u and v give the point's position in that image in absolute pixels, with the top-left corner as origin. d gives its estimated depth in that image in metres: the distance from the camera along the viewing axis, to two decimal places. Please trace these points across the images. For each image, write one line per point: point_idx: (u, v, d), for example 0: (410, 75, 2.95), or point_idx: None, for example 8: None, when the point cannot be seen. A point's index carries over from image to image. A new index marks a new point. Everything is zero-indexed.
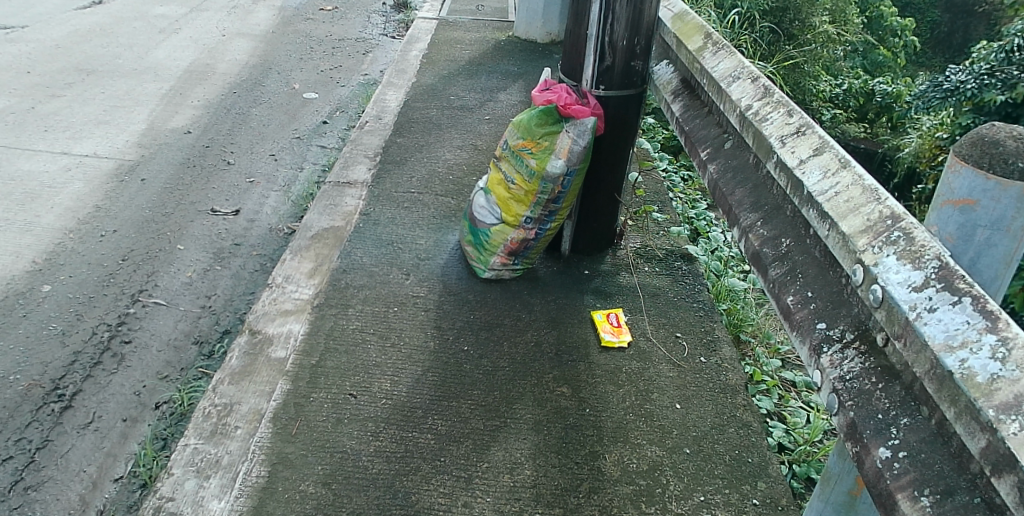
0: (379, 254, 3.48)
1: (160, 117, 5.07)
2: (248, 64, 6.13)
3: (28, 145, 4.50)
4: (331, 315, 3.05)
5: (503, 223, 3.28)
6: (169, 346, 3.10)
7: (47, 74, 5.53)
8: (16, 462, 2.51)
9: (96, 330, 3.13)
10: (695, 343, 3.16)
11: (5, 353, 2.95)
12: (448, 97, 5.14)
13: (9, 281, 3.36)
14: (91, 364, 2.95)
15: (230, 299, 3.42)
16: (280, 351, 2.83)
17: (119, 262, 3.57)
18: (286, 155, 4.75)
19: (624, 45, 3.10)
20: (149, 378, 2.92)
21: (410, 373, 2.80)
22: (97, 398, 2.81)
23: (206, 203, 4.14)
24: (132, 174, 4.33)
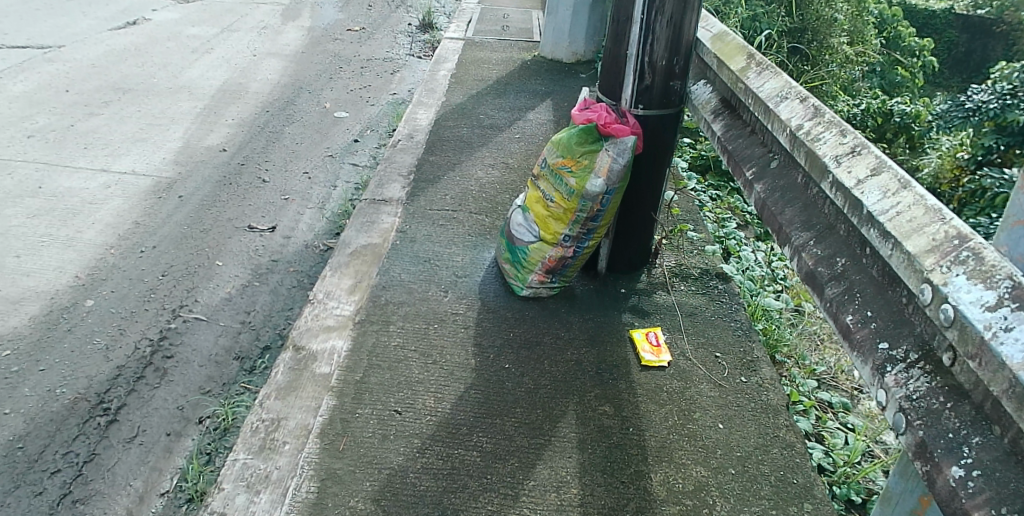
0: (418, 271, 3.50)
1: (196, 135, 5.15)
2: (279, 84, 6.21)
3: (68, 162, 4.58)
4: (372, 331, 3.07)
5: (541, 240, 3.28)
6: (211, 361, 3.12)
7: (84, 93, 5.64)
8: (64, 475, 2.53)
9: (138, 345, 3.16)
10: (733, 363, 3.15)
11: (52, 367, 2.99)
12: (478, 117, 5.19)
13: (54, 297, 3.40)
14: (135, 378, 2.98)
15: (268, 315, 3.44)
16: (324, 367, 2.84)
17: (159, 277, 3.61)
18: (318, 173, 4.80)
19: (663, 65, 3.13)
20: (192, 393, 2.94)
21: (454, 390, 2.80)
22: (141, 412, 2.83)
23: (243, 220, 4.19)
24: (169, 190, 4.40)
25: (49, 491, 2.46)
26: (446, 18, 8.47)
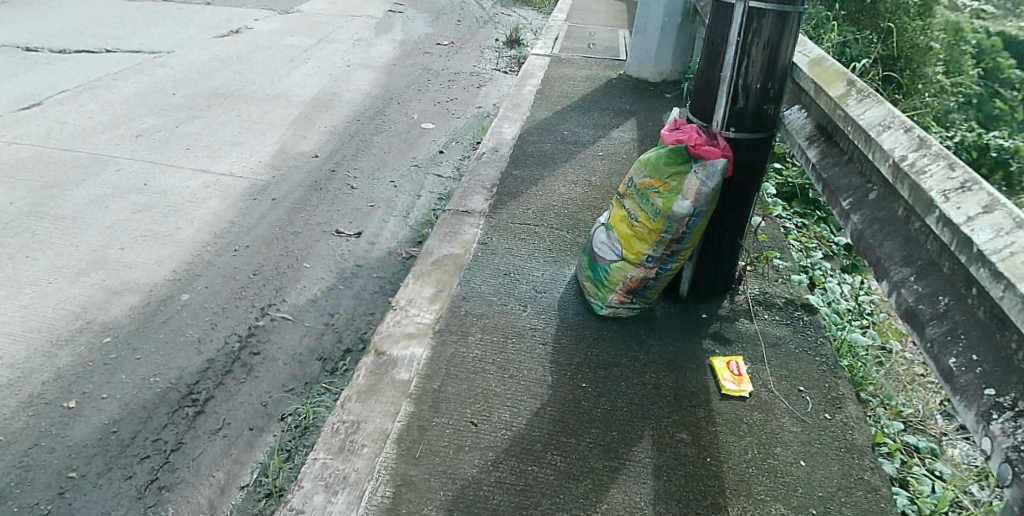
0: (497, 284, 3.53)
1: (290, 140, 5.38)
2: (369, 94, 6.43)
3: (173, 162, 4.88)
4: (451, 341, 3.10)
5: (624, 260, 3.24)
6: (295, 360, 3.23)
7: (191, 97, 6.00)
8: (153, 461, 2.67)
9: (228, 340, 3.31)
10: (818, 399, 3.01)
11: (148, 356, 3.16)
12: (562, 133, 5.20)
13: (153, 289, 3.61)
14: (223, 372, 3.12)
15: (348, 318, 3.54)
16: (404, 373, 2.89)
17: (250, 276, 3.78)
18: (404, 182, 4.92)
19: (757, 88, 3.05)
20: (275, 390, 3.05)
21: (530, 405, 2.80)
22: (227, 405, 2.95)
23: (331, 224, 4.34)
24: (264, 193, 4.61)
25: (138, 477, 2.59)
26: (533, 34, 8.57)
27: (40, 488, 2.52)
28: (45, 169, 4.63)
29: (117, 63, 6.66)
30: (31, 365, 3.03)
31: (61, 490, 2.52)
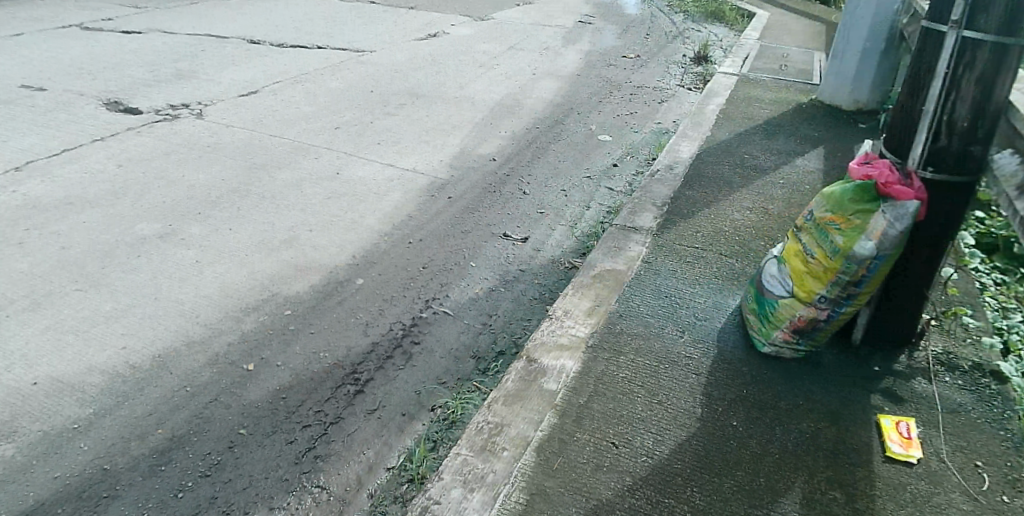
0: (657, 306, 3.44)
1: (471, 142, 5.60)
2: (552, 102, 6.54)
3: (364, 154, 5.24)
4: (603, 358, 3.06)
5: (794, 297, 3.02)
6: (451, 355, 3.32)
7: (386, 94, 6.43)
8: (313, 431, 2.82)
9: (393, 328, 3.47)
10: (997, 478, 2.63)
11: (321, 330, 3.38)
12: (742, 156, 4.99)
13: (334, 271, 3.86)
14: (384, 357, 3.27)
15: (506, 321, 3.57)
16: (552, 384, 2.89)
17: (420, 269, 3.95)
18: (575, 193, 4.95)
19: (965, 127, 2.72)
20: (429, 381, 3.14)
21: (675, 436, 2.69)
22: (383, 389, 3.08)
23: (502, 227, 4.45)
24: (441, 190, 4.83)
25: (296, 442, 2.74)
26: (722, 52, 8.26)
27: (215, 437, 2.73)
28: (249, 151, 5.11)
29: (319, 58, 7.26)
30: (223, 323, 3.32)
31: (233, 443, 2.71)
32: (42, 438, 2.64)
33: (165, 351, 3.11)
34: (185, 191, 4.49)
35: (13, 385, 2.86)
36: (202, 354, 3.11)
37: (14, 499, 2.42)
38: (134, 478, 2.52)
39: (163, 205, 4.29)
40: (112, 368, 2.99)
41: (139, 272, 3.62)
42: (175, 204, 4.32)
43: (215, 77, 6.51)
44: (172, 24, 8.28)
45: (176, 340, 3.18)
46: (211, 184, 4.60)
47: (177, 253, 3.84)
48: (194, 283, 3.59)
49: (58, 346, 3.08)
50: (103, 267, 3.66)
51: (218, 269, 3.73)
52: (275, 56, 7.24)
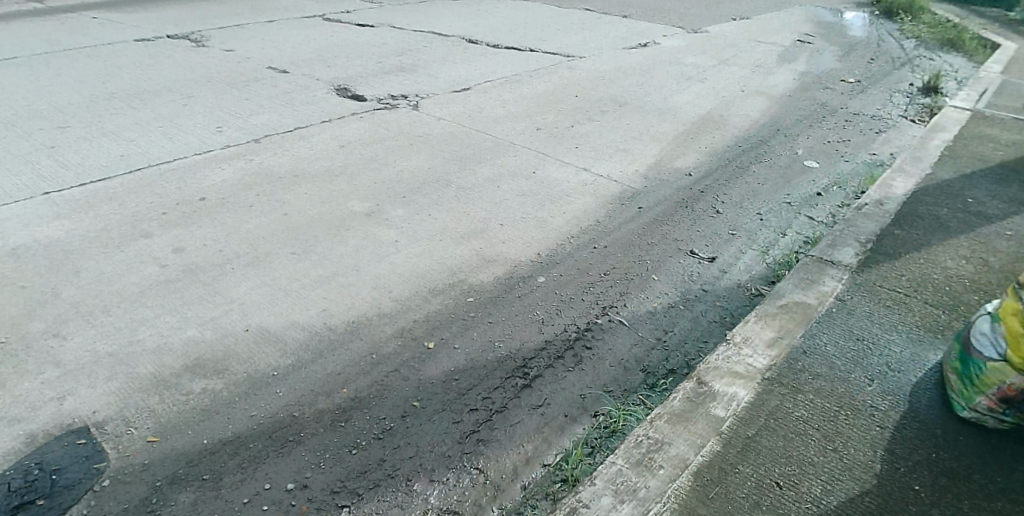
0: (846, 346, 2.41)
1: (671, 86, 4.77)
2: (775, 59, 5.65)
3: (552, 84, 4.64)
4: (777, 390, 2.22)
5: (1009, 360, 1.97)
6: (628, 361, 2.40)
7: (587, 39, 5.90)
8: (477, 414, 2.17)
9: (571, 323, 2.52)
10: None
11: (532, 296, 2.61)
12: (999, 167, 3.67)
13: (509, 237, 2.92)
14: (556, 355, 2.40)
15: (682, 340, 2.51)
16: (721, 410, 2.14)
17: (593, 217, 3.10)
18: (771, 220, 3.24)
19: None
20: (598, 386, 2.31)
21: (870, 487, 1.90)
22: (553, 386, 2.29)
23: (678, 239, 3.02)
24: (634, 126, 4.03)
25: (472, 425, 2.13)
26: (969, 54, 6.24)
27: (386, 404, 2.17)
28: (536, 105, 4.24)
29: (604, 32, 6.23)
30: (445, 283, 2.62)
31: (405, 415, 2.15)
32: (245, 380, 2.18)
33: (386, 303, 2.50)
34: (415, 126, 3.82)
35: (226, 328, 2.33)
36: (418, 321, 2.45)
37: (200, 435, 2.01)
38: (314, 433, 2.06)
39: (378, 140, 3.62)
40: (321, 315, 2.43)
41: (361, 214, 2.97)
42: (393, 139, 3.64)
43: (456, 32, 5.92)
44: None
45: (389, 291, 2.56)
46: (421, 117, 3.94)
47: (392, 208, 3.02)
48: (331, 207, 3.00)
49: (269, 279, 2.56)
50: (332, 203, 3.03)
51: (442, 220, 2.98)
52: (542, 23, 6.46)
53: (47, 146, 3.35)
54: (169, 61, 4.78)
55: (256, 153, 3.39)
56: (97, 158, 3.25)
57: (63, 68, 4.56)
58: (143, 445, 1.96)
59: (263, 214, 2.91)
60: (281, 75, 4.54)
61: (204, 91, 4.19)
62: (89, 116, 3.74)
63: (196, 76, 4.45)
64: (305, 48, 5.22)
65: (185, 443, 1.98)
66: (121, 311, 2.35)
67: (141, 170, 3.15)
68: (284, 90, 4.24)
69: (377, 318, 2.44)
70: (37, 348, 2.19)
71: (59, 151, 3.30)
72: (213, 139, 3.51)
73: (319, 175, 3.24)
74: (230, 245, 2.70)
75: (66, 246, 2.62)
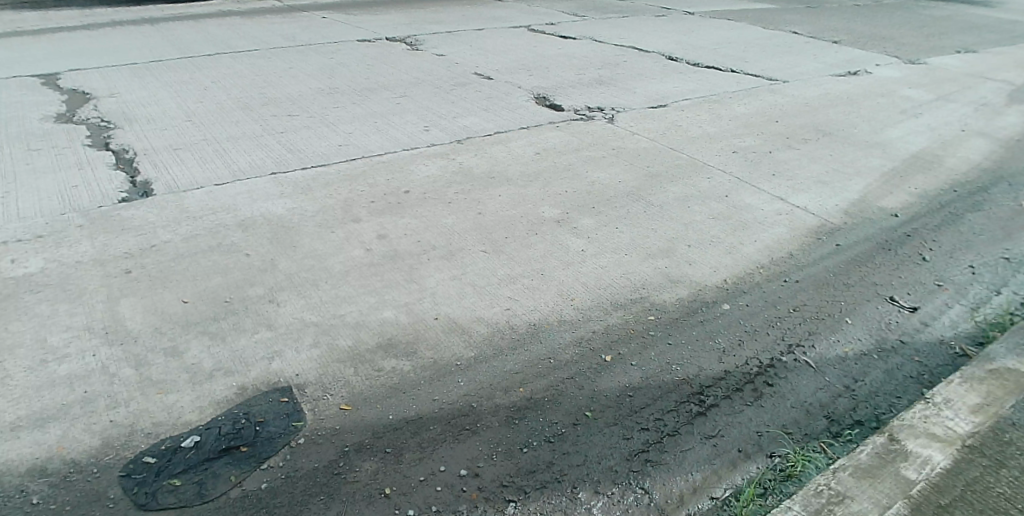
0: None
1: (877, 120, 4.42)
2: (1003, 100, 5.05)
3: (745, 108, 4.45)
4: (983, 462, 1.92)
5: None
6: (812, 405, 2.23)
7: (783, 63, 5.61)
8: (648, 434, 2.11)
9: (752, 358, 2.41)
10: None
11: (712, 324, 2.53)
12: None
13: (693, 260, 2.85)
14: (733, 388, 2.29)
15: (875, 392, 2.30)
16: (911, 471, 1.89)
17: (783, 253, 2.94)
18: (986, 273, 2.93)
19: None
20: (776, 426, 2.16)
21: None
22: (729, 418, 2.18)
23: (876, 282, 2.83)
24: (833, 160, 3.79)
25: (643, 442, 2.07)
26: None
27: (560, 409, 2.17)
28: (732, 127, 4.12)
29: (816, 58, 5.90)
30: (627, 300, 2.59)
31: (576, 423, 2.14)
32: (431, 365, 2.27)
33: (568, 310, 2.52)
34: (608, 141, 3.83)
35: (419, 314, 2.45)
36: (596, 333, 2.45)
37: (386, 411, 2.12)
38: (488, 426, 2.11)
39: (576, 152, 3.66)
40: (505, 314, 2.49)
41: (552, 222, 3.02)
42: (589, 152, 3.67)
43: (659, 49, 5.86)
44: (666, 13, 7.65)
45: (571, 300, 2.57)
46: (618, 133, 3.93)
47: (582, 219, 3.05)
48: (522, 213, 3.07)
49: (462, 273, 2.67)
50: (525, 207, 3.11)
51: (629, 235, 2.97)
52: (748, 45, 6.22)
53: (278, 131, 3.73)
54: (390, 62, 5.15)
55: (458, 154, 3.56)
56: (318, 147, 3.55)
57: (299, 62, 5.07)
58: (335, 412, 2.10)
59: (462, 212, 3.05)
60: (494, 81, 4.73)
61: (418, 92, 4.46)
62: (316, 107, 4.12)
63: (412, 78, 4.76)
64: (515, 56, 5.41)
65: (372, 416, 2.11)
66: (330, 287, 2.55)
67: (355, 161, 3.41)
68: (490, 96, 4.41)
69: (558, 324, 2.47)
70: (256, 310, 2.42)
71: (288, 137, 3.66)
72: (419, 137, 3.73)
73: (515, 180, 3.34)
74: (428, 238, 2.86)
75: (287, 223, 2.89)
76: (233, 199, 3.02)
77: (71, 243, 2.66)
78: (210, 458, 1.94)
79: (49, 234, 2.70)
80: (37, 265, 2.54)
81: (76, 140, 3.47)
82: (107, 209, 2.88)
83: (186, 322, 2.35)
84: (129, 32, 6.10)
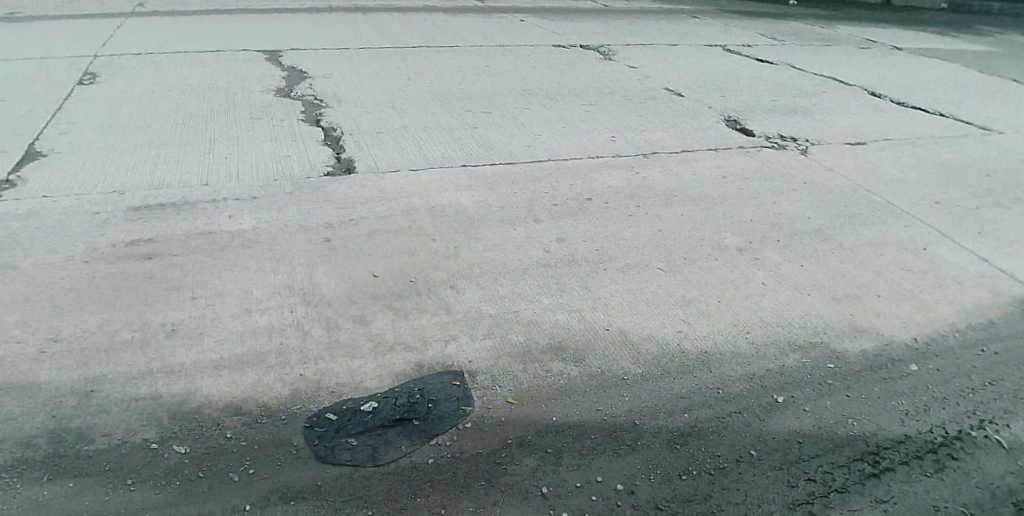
0: None
1: None
2: None
3: (959, 158, 4.05)
4: None
5: None
6: (1004, 490, 1.96)
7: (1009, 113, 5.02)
8: (815, 487, 1.93)
9: (942, 425, 2.16)
10: None
11: (896, 383, 2.32)
12: None
13: (887, 312, 2.64)
14: (913, 455, 2.05)
15: None
16: None
17: (991, 321, 2.64)
18: None
19: None
20: (958, 505, 1.90)
21: None
22: (904, 485, 1.95)
23: None
24: None
25: (810, 493, 1.90)
26: None
27: (724, 443, 2.06)
28: (939, 177, 3.77)
29: None
30: (807, 342, 2.45)
31: (739, 460, 2.01)
32: (598, 375, 2.26)
33: (743, 343, 2.42)
34: (800, 174, 3.64)
35: (592, 323, 2.46)
36: (771, 371, 2.32)
37: (550, 412, 2.14)
38: (649, 446, 2.04)
39: (765, 181, 3.52)
40: (677, 336, 2.43)
41: (735, 249, 2.92)
42: (778, 183, 3.52)
43: (860, 82, 5.49)
44: (872, 46, 7.13)
45: (748, 332, 2.47)
46: (808, 167, 3.74)
47: (766, 251, 2.93)
48: (706, 235, 3.00)
49: (637, 288, 2.64)
50: (708, 230, 3.04)
51: (814, 274, 2.80)
52: (963, 89, 5.64)
53: (471, 126, 3.90)
54: (583, 69, 5.23)
55: (644, 169, 3.54)
56: (507, 144, 3.69)
57: (497, 61, 5.27)
58: (502, 404, 2.15)
59: (643, 227, 3.03)
60: (683, 98, 4.68)
61: (608, 101, 4.50)
62: (509, 106, 4.26)
63: (603, 87, 4.81)
64: (706, 75, 5.30)
65: (535, 414, 2.13)
66: (509, 282, 2.62)
67: (543, 163, 3.50)
68: (679, 114, 4.37)
69: (731, 355, 2.37)
70: (438, 294, 2.53)
71: (480, 132, 3.82)
72: (606, 145, 3.76)
73: (700, 201, 3.27)
74: (607, 248, 2.87)
75: (476, 214, 3.01)
76: (427, 185, 3.20)
77: (280, 207, 2.93)
78: (384, 426, 2.06)
79: (262, 196, 3.00)
80: (249, 224, 2.82)
81: (289, 116, 3.86)
82: (312, 180, 3.15)
83: (377, 293, 2.51)
84: (350, 19, 6.70)
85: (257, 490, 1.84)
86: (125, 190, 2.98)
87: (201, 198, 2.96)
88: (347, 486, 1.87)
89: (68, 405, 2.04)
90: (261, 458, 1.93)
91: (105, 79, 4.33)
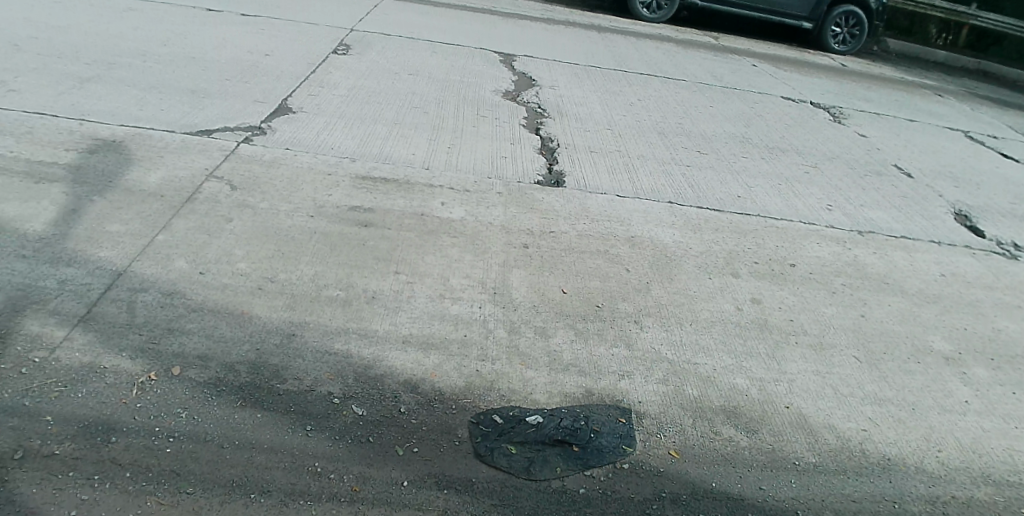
0: None
1: None
2: None
3: None
4: None
5: None
6: None
7: None
8: None
9: None
10: None
11: None
12: None
13: None
14: None
15: None
16: None
17: None
18: None
19: None
20: None
21: None
22: None
23: None
24: None
25: None
26: None
27: None
28: None
29: None
30: (1006, 480, 2.18)
31: None
32: (766, 452, 2.14)
33: (930, 462, 2.21)
34: None
35: (772, 395, 2.38)
36: (955, 500, 2.08)
37: (710, 476, 2.02)
38: None
39: (990, 291, 3.23)
40: (861, 434, 2.28)
41: (942, 357, 2.72)
42: (1003, 295, 3.21)
43: None
44: None
45: (939, 452, 2.26)
46: None
47: (976, 367, 2.69)
48: (913, 333, 2.84)
49: (827, 372, 2.53)
50: (914, 328, 2.87)
51: None
52: None
53: (683, 163, 4.06)
54: (809, 127, 5.09)
55: (855, 247, 3.42)
56: (715, 191, 3.76)
57: (717, 102, 5.33)
58: (663, 454, 2.07)
59: (845, 308, 2.93)
60: (912, 179, 4.39)
61: (827, 166, 4.38)
62: (724, 151, 4.35)
63: (829, 151, 4.64)
64: (938, 158, 4.94)
65: (696, 473, 2.02)
66: (693, 332, 2.62)
67: (751, 218, 3.53)
68: (903, 195, 4.11)
69: (915, 471, 2.16)
70: (621, 326, 2.60)
71: (691, 171, 3.97)
72: (816, 212, 3.71)
73: (912, 296, 3.09)
74: (803, 322, 2.79)
75: (674, 253, 3.11)
76: (628, 215, 3.37)
77: (489, 205, 3.24)
78: (544, 442, 2.04)
79: (473, 190, 3.35)
80: (457, 214, 3.13)
81: (510, 121, 4.28)
82: (521, 185, 3.49)
83: (569, 311, 2.63)
84: (585, 36, 7.00)
85: (415, 470, 1.88)
86: (356, 157, 3.49)
87: (422, 181, 3.35)
88: (499, 491, 1.87)
89: (271, 343, 2.23)
90: (425, 439, 1.99)
91: (357, 58, 5.02)
